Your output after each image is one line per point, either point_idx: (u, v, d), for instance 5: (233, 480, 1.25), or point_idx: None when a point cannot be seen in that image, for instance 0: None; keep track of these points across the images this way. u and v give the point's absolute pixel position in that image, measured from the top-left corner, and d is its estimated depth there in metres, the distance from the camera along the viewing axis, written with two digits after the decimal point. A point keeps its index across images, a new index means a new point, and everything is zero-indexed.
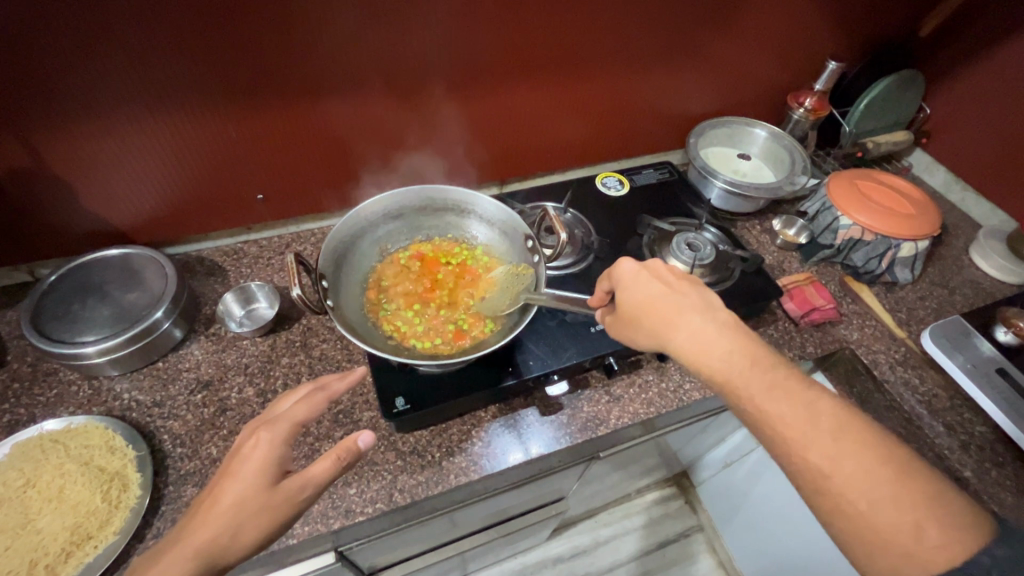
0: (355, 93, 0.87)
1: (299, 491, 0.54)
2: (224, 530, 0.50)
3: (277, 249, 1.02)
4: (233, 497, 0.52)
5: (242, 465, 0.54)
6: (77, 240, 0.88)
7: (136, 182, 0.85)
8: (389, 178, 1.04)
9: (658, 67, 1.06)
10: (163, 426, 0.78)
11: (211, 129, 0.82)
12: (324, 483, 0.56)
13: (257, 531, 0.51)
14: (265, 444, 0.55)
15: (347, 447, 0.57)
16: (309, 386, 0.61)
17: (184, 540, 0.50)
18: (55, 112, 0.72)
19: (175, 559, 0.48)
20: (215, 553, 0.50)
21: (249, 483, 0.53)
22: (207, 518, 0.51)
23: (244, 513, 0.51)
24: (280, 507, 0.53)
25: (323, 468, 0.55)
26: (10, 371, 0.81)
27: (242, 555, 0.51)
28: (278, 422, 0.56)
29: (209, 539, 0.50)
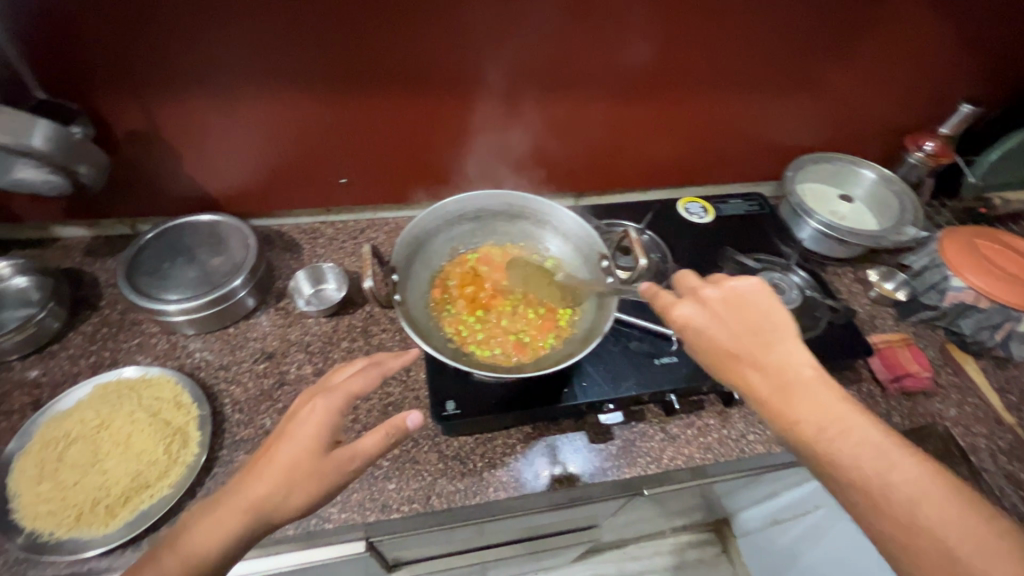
0: (447, 92, 0.87)
1: (349, 461, 0.54)
2: (277, 489, 0.51)
3: (351, 234, 1.04)
4: (286, 459, 0.52)
5: (298, 428, 0.54)
6: (174, 202, 0.94)
7: (233, 154, 0.89)
8: (468, 177, 1.04)
9: (763, 92, 0.99)
10: (226, 390, 0.81)
11: (307, 110, 0.85)
12: (372, 458, 0.56)
13: (307, 494, 0.52)
14: (320, 411, 0.55)
15: (396, 424, 0.57)
16: (363, 361, 0.62)
17: (237, 494, 0.51)
18: (173, 81, 0.76)
19: (230, 511, 0.50)
20: (265, 511, 0.51)
21: (301, 447, 0.53)
22: (260, 476, 0.52)
23: (296, 476, 0.52)
24: (327, 476, 0.53)
25: (372, 442, 0.55)
26: (103, 316, 0.87)
27: (290, 517, 0.51)
28: (334, 392, 0.56)
29: (260, 497, 0.51)
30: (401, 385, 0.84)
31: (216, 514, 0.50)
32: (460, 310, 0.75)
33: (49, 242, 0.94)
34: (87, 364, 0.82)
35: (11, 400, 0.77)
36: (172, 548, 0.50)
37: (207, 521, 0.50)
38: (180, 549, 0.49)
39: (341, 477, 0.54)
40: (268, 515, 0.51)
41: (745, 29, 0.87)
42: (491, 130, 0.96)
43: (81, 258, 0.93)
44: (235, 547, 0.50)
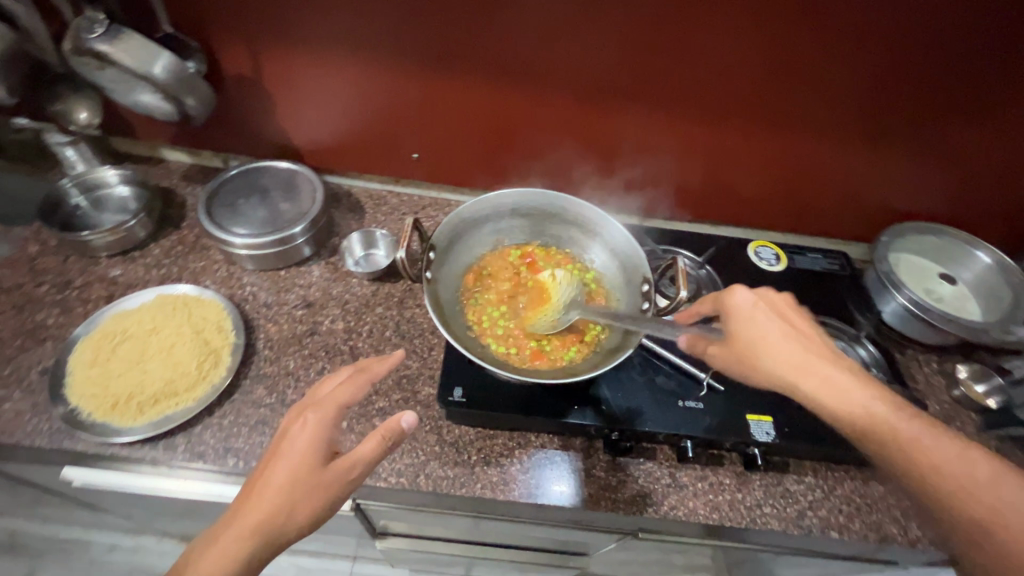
0: (530, 86, 0.88)
1: (349, 470, 0.57)
2: (281, 507, 0.54)
3: (413, 207, 1.06)
4: (286, 476, 0.55)
5: (291, 445, 0.56)
6: (262, 146, 1.01)
7: (322, 112, 0.94)
8: (536, 175, 1.03)
9: (870, 144, 0.90)
10: (263, 327, 0.86)
11: (396, 82, 0.89)
12: (372, 461, 0.58)
13: (312, 506, 0.54)
14: (311, 426, 0.57)
15: (391, 428, 0.59)
16: (348, 370, 0.64)
17: (243, 515, 0.54)
18: (283, 34, 0.83)
19: (235, 535, 0.53)
20: (270, 529, 0.54)
21: (296, 466, 0.55)
22: (261, 497, 0.54)
23: (298, 491, 0.54)
24: (330, 487, 0.55)
25: (369, 448, 0.58)
26: (180, 235, 0.96)
27: (301, 529, 0.55)
28: (323, 406, 0.58)
29: (262, 518, 0.53)
30: (420, 361, 0.85)
31: (225, 539, 0.53)
32: (488, 300, 0.75)
33: (155, 162, 1.05)
34: (157, 274, 0.91)
35: (90, 291, 0.87)
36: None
37: (213, 548, 0.52)
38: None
39: (345, 485, 0.57)
40: (275, 534, 0.54)
41: (857, 72, 0.80)
42: (566, 132, 0.95)
43: (177, 180, 1.03)
44: (251, 563, 0.53)
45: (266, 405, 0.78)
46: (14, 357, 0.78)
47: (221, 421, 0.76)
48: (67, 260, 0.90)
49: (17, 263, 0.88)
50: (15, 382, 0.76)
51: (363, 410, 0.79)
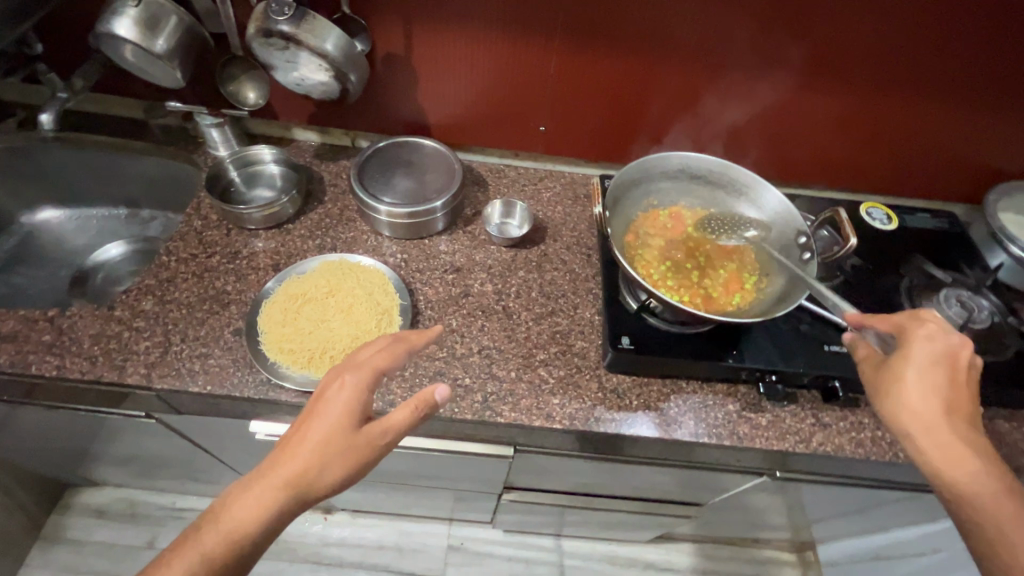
0: (663, 59, 0.93)
1: (379, 437, 0.60)
2: (312, 467, 0.58)
3: (531, 179, 1.11)
4: (320, 437, 0.59)
5: (327, 406, 0.60)
6: (394, 123, 1.06)
7: (458, 87, 0.99)
8: (653, 145, 1.08)
9: (987, 108, 0.95)
10: (420, 290, 0.92)
11: (534, 57, 0.93)
12: (404, 431, 0.61)
13: (339, 469, 0.58)
14: (348, 389, 0.61)
15: (424, 401, 0.62)
16: (390, 337, 0.68)
17: (276, 470, 0.58)
18: (439, 13, 0.88)
19: (266, 488, 0.57)
20: (300, 486, 0.58)
21: (331, 430, 0.59)
22: (293, 454, 0.58)
23: (329, 454, 0.58)
24: (361, 452, 0.59)
25: (403, 417, 0.61)
26: (325, 208, 1.02)
27: (327, 491, 0.58)
28: (360, 371, 0.62)
29: (292, 476, 0.57)
30: (569, 318, 0.92)
31: (255, 490, 0.57)
32: (653, 259, 0.81)
33: (287, 141, 1.11)
34: (314, 245, 0.97)
35: (258, 260, 0.93)
36: (217, 524, 0.57)
37: (245, 496, 0.57)
38: (221, 522, 0.57)
39: (374, 451, 0.60)
40: (302, 492, 0.58)
41: (985, 36, 0.85)
42: (688, 104, 1.00)
43: (310, 157, 1.08)
44: (275, 519, 0.58)
45: (440, 358, 0.84)
46: (206, 319, 0.85)
47: (404, 373, 0.82)
48: (229, 233, 0.97)
49: (186, 236, 0.95)
50: (214, 341, 0.83)
51: (527, 361, 0.86)
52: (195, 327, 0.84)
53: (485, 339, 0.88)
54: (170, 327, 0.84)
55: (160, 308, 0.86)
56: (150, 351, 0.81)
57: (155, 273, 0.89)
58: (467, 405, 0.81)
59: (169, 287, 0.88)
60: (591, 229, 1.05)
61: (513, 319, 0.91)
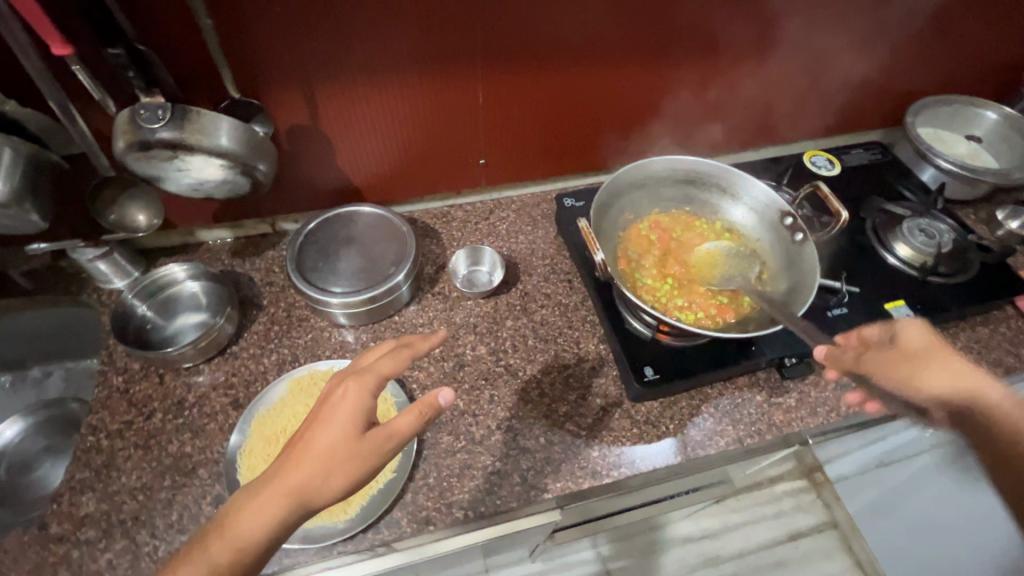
0: (596, 63, 0.85)
1: (384, 441, 0.54)
2: (316, 474, 0.52)
3: (482, 215, 1.02)
4: (324, 444, 0.53)
5: (333, 411, 0.55)
6: (316, 195, 0.93)
7: (382, 143, 0.87)
8: (597, 148, 1.02)
9: (894, 41, 0.98)
10: (412, 376, 0.83)
11: (460, 94, 0.83)
12: (408, 437, 0.55)
13: (343, 478, 0.52)
14: (352, 396, 0.56)
15: (428, 403, 0.56)
16: (395, 343, 0.63)
17: (280, 478, 0.52)
18: (342, 75, 0.75)
19: (272, 494, 0.52)
20: (304, 495, 0.52)
21: (339, 434, 0.54)
22: (299, 460, 0.53)
23: (333, 462, 0.52)
24: (366, 458, 0.53)
25: (405, 423, 0.55)
26: (270, 315, 0.88)
27: (330, 501, 0.52)
28: (364, 375, 0.57)
29: (300, 482, 0.52)
30: (575, 356, 0.86)
31: (260, 497, 0.52)
32: (654, 279, 0.78)
33: (194, 248, 0.94)
34: (271, 362, 0.83)
35: (210, 403, 0.78)
36: (222, 529, 0.51)
37: (253, 503, 0.51)
38: (231, 532, 0.51)
39: (379, 459, 0.54)
40: (308, 502, 0.52)
41: None
42: (627, 102, 0.94)
43: (229, 260, 0.93)
44: (279, 531, 0.51)
45: (461, 449, 0.76)
46: (173, 498, 0.70)
47: (429, 481, 0.73)
48: (162, 380, 0.81)
49: (110, 402, 0.78)
50: (193, 522, 0.68)
51: (552, 420, 0.79)
52: (163, 513, 0.69)
53: (500, 410, 0.80)
54: (130, 524, 0.68)
55: (107, 505, 0.70)
56: (117, 564, 0.66)
57: (87, 461, 0.73)
58: (508, 492, 0.73)
59: (111, 474, 0.72)
60: (561, 251, 0.98)
61: (520, 377, 0.83)
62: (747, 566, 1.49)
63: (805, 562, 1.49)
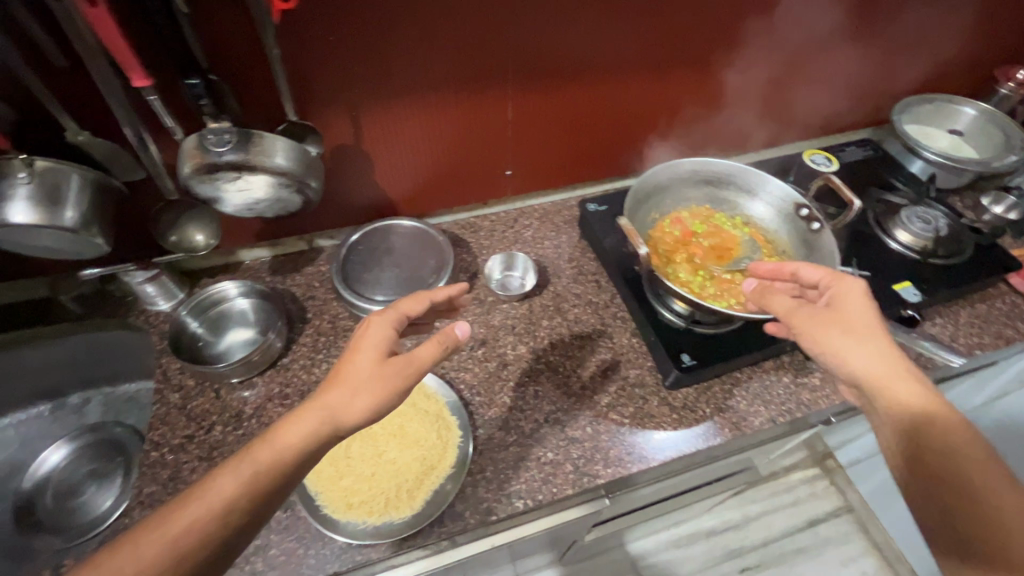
0: (614, 78, 0.92)
1: (406, 364, 0.59)
2: (346, 392, 0.57)
3: (507, 223, 1.07)
4: (355, 365, 0.58)
5: (361, 341, 0.60)
6: (353, 210, 0.97)
7: (417, 159, 0.93)
8: (613, 156, 1.08)
9: (878, 47, 1.06)
10: (458, 376, 0.86)
11: (491, 111, 0.89)
12: (428, 364, 0.60)
13: (370, 397, 0.57)
14: (377, 329, 0.61)
15: (448, 334, 0.62)
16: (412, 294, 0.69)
17: (314, 399, 0.57)
18: (385, 98, 0.80)
19: (308, 412, 0.56)
20: (336, 415, 0.56)
21: (369, 358, 0.59)
22: (332, 382, 0.58)
23: (361, 382, 0.57)
24: (392, 380, 0.58)
25: (428, 351, 0.60)
26: (315, 326, 0.91)
27: (356, 420, 0.57)
28: (387, 311, 0.63)
29: (334, 402, 0.57)
30: (611, 351, 0.90)
31: (299, 415, 0.56)
32: (690, 272, 0.83)
33: (234, 267, 0.97)
34: (322, 371, 0.86)
35: (268, 414, 0.81)
36: (261, 442, 0.55)
37: (292, 420, 0.56)
38: (271, 443, 0.55)
39: (402, 381, 0.59)
40: (338, 420, 0.56)
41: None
42: (642, 112, 1.01)
43: (269, 277, 0.96)
44: (312, 448, 0.56)
45: (514, 442, 0.80)
46: None
47: (486, 474, 0.76)
48: (219, 394, 0.83)
49: (169, 417, 0.80)
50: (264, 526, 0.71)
51: (595, 410, 0.84)
52: None
53: (546, 404, 0.84)
54: None
55: None
56: None
57: (155, 474, 0.75)
58: (563, 480, 0.77)
59: (179, 486, 0.74)
60: (586, 253, 1.04)
61: (561, 372, 0.88)
62: (770, 555, 1.45)
63: (821, 547, 1.46)
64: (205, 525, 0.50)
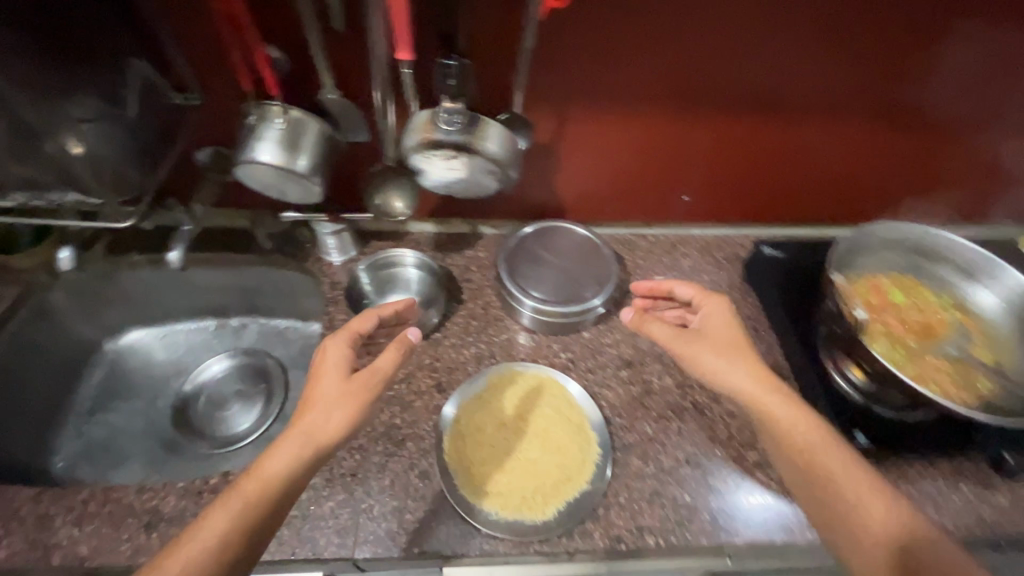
0: (828, 122, 0.86)
1: (370, 376, 0.67)
2: (321, 414, 0.63)
3: (666, 248, 1.04)
4: (322, 389, 0.65)
5: (322, 370, 0.67)
6: (526, 204, 0.98)
7: (604, 168, 0.92)
8: (797, 201, 1.01)
9: None
10: (601, 393, 0.84)
11: (692, 134, 0.87)
12: (389, 371, 0.68)
13: (344, 414, 0.64)
14: (333, 353, 0.68)
15: (403, 337, 0.71)
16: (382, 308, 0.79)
17: (293, 428, 0.62)
18: (599, 103, 0.81)
19: (288, 438, 0.61)
20: (315, 435, 0.62)
21: (333, 379, 0.66)
22: (304, 411, 0.64)
23: (332, 403, 0.64)
24: (359, 392, 0.65)
25: (389, 356, 0.69)
26: (468, 309, 0.93)
27: (337, 436, 0.63)
28: (342, 332, 0.71)
29: (310, 424, 0.62)
30: None
31: (281, 445, 0.61)
32: (892, 348, 0.74)
33: (401, 235, 1.02)
34: (470, 354, 0.88)
35: (416, 382, 0.84)
36: (248, 480, 0.59)
37: (274, 450, 0.60)
38: (257, 472, 0.59)
39: (368, 391, 0.66)
40: (317, 439, 0.62)
41: None
42: (844, 161, 0.93)
43: (432, 251, 1.00)
44: (300, 472, 0.60)
45: (651, 475, 0.77)
46: (386, 463, 0.76)
47: (620, 500, 0.74)
48: None
49: None
50: (404, 490, 0.73)
51: (741, 465, 0.79)
52: (376, 476, 0.74)
53: (688, 445, 0.80)
54: (349, 479, 0.74)
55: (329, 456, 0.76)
56: (338, 513, 0.71)
57: None
58: (699, 529, 0.73)
59: None
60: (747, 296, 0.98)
61: (707, 416, 0.83)
62: None
63: None
64: (200, 560, 0.53)
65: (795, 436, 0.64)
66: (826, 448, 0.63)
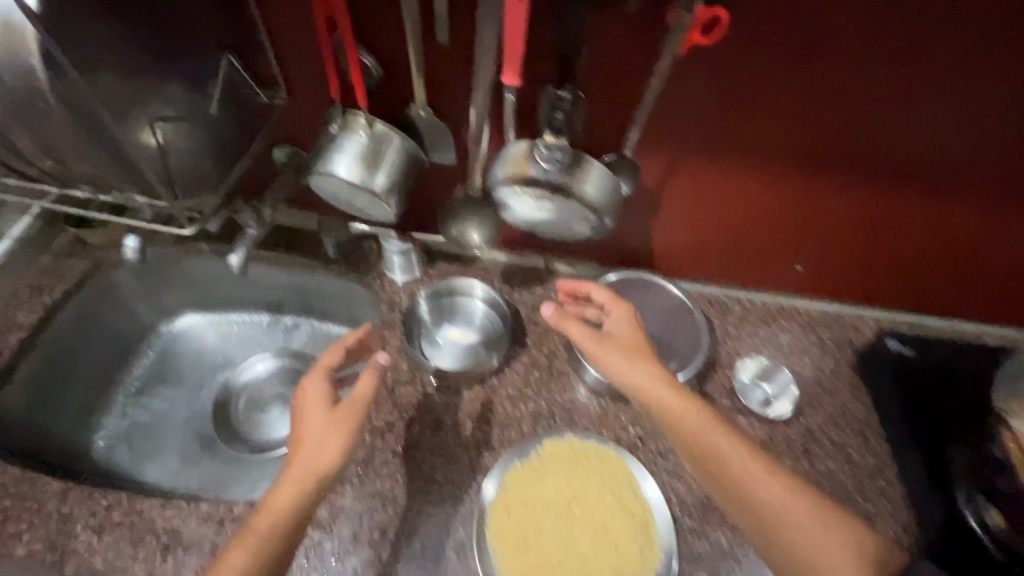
0: (1008, 207, 0.69)
1: (354, 403, 0.62)
2: (314, 449, 0.59)
3: (767, 318, 0.89)
4: (311, 422, 0.61)
5: (301, 407, 0.62)
6: (613, 248, 0.87)
7: (711, 222, 0.80)
8: (942, 289, 0.83)
9: None
10: (671, 486, 0.73)
11: (827, 198, 0.73)
12: (370, 395, 0.63)
13: (338, 444, 0.59)
14: (307, 393, 0.63)
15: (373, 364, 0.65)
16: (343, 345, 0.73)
17: (291, 466, 0.58)
18: (722, 151, 0.69)
19: (287, 477, 0.58)
20: (315, 471, 0.58)
21: (318, 412, 0.61)
22: (296, 448, 0.59)
23: (322, 437, 0.60)
24: (349, 418, 0.61)
25: (364, 384, 0.63)
26: (531, 357, 0.83)
27: (335, 465, 0.59)
28: (312, 373, 0.65)
29: (306, 459, 0.58)
30: None
31: (282, 485, 0.57)
32: None
33: (469, 260, 0.94)
34: (527, 411, 0.78)
35: (464, 433, 0.76)
36: (256, 526, 0.56)
37: (274, 492, 0.57)
38: (264, 512, 0.56)
39: (355, 414, 0.62)
40: (319, 470, 0.58)
41: None
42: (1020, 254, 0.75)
43: (500, 284, 0.91)
44: (307, 503, 0.58)
45: None
46: (421, 525, 0.69)
47: None
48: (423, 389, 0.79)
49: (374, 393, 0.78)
50: (437, 559, 0.68)
51: None
52: (410, 538, 0.68)
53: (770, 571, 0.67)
54: (379, 537, 0.68)
55: (363, 505, 0.70)
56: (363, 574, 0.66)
57: None
58: None
59: (368, 473, 0.72)
60: (860, 394, 0.83)
61: None
62: None
63: None
64: None
65: (736, 473, 0.61)
66: (773, 489, 0.60)
